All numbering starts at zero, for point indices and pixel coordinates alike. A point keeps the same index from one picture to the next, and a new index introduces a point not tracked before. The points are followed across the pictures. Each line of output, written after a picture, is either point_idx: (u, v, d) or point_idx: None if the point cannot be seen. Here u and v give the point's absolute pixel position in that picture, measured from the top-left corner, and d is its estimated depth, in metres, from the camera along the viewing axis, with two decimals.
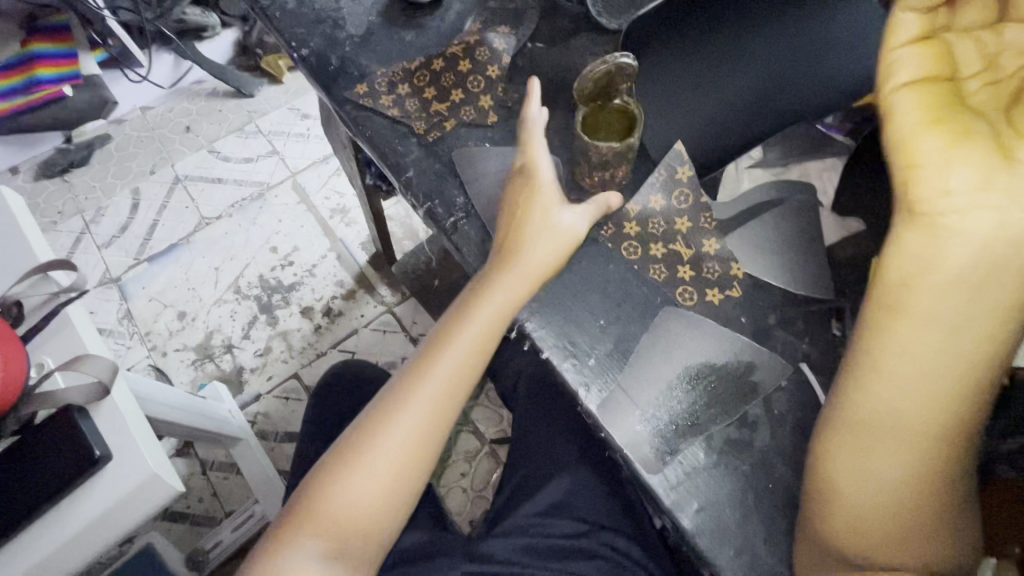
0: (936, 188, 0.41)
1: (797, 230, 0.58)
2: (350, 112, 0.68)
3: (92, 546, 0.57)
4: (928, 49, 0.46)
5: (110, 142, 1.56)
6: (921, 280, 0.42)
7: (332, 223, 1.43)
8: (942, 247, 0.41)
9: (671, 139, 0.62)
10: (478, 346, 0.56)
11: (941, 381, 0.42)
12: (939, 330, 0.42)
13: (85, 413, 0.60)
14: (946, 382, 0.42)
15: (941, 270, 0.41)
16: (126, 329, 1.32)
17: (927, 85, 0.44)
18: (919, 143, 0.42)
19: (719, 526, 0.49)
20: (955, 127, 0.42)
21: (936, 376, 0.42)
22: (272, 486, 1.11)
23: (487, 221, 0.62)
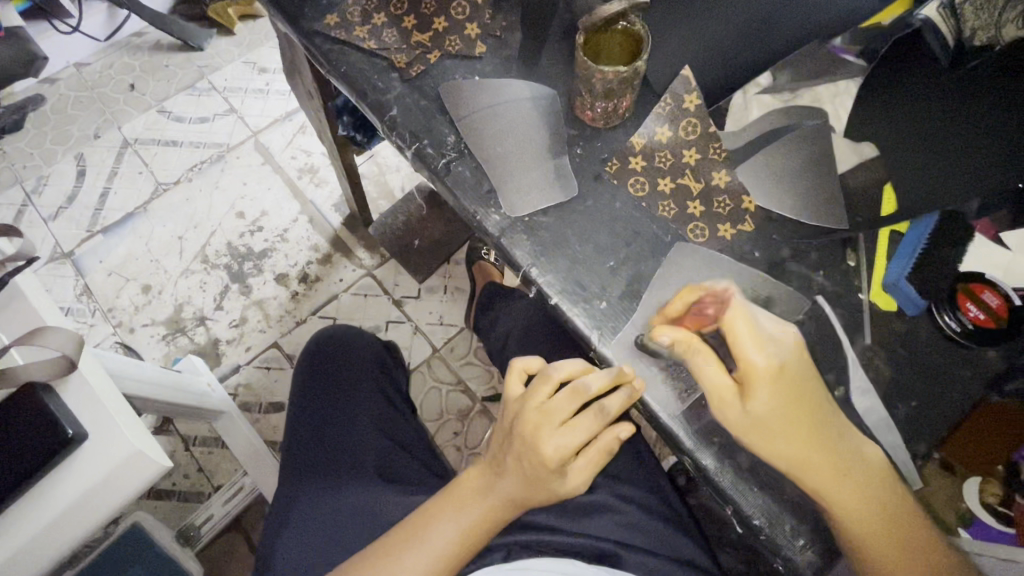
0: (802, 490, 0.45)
1: (810, 157, 0.55)
2: (320, 46, 0.61)
3: (73, 532, 0.53)
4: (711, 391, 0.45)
5: (43, 104, 1.41)
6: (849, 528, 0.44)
7: (301, 184, 1.35)
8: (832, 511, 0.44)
9: (676, 67, 0.58)
10: (530, 485, 0.53)
11: (868, 510, 0.44)
12: (845, 490, 0.43)
13: (53, 391, 0.54)
14: (874, 506, 0.44)
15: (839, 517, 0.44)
16: (86, 306, 1.23)
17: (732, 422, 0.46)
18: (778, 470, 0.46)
19: (742, 464, 0.48)
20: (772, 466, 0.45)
21: (867, 502, 0.44)
22: (260, 457, 1.04)
23: (482, 158, 0.57)
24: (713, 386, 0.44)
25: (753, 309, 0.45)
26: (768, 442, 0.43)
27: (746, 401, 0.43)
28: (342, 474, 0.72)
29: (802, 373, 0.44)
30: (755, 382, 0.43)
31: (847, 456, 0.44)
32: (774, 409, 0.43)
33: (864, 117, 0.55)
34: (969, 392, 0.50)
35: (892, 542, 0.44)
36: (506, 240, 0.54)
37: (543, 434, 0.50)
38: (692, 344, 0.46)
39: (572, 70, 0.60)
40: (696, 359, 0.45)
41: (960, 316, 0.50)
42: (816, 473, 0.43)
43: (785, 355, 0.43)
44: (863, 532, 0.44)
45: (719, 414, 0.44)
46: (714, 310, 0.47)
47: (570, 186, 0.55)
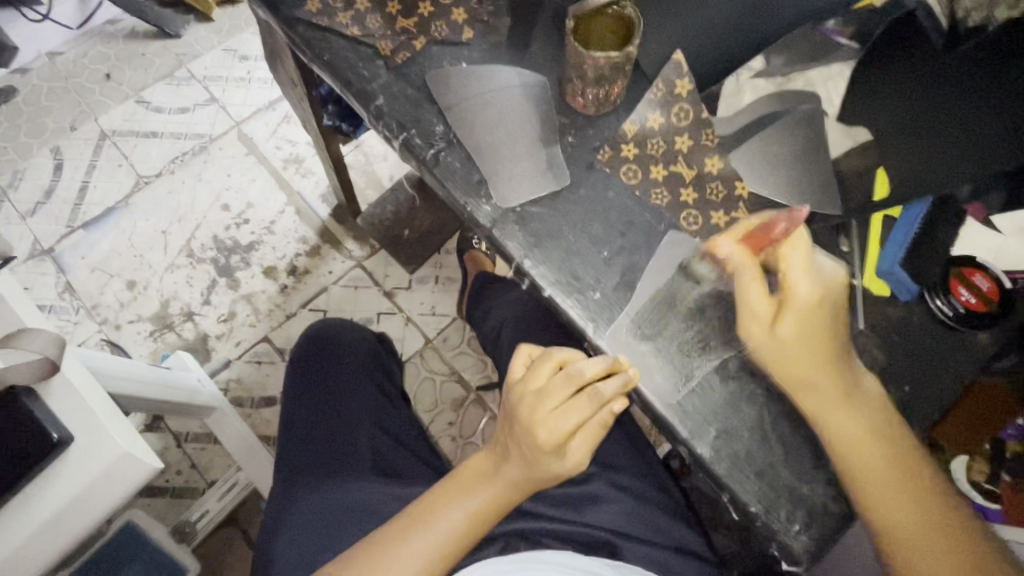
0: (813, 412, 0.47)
1: (803, 144, 0.55)
2: (302, 33, 0.59)
3: (63, 537, 0.52)
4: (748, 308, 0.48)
5: (15, 95, 1.36)
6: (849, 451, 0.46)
7: (287, 174, 1.32)
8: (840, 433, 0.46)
9: (668, 52, 0.57)
10: (532, 470, 0.53)
11: (867, 438, 0.46)
12: (842, 417, 0.46)
13: (35, 395, 0.53)
14: (871, 431, 0.46)
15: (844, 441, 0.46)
16: (69, 303, 1.20)
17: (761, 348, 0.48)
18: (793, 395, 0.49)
19: (736, 452, 0.48)
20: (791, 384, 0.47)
21: (869, 431, 0.46)
22: (255, 452, 1.04)
23: (472, 148, 0.56)
24: (749, 301, 0.48)
25: (812, 244, 0.49)
26: (787, 361, 0.47)
27: (789, 311, 0.47)
28: (337, 468, 0.71)
29: (833, 311, 0.47)
30: (790, 306, 0.47)
31: (851, 383, 0.47)
32: (797, 336, 0.46)
33: (860, 103, 0.55)
34: (961, 375, 0.50)
35: (891, 476, 0.45)
36: (498, 231, 0.53)
37: (538, 416, 0.50)
38: (743, 264, 0.48)
39: (562, 56, 0.58)
40: (742, 277, 0.48)
41: (953, 300, 0.51)
42: (818, 393, 0.47)
43: (824, 291, 0.47)
44: (861, 457, 0.45)
45: (746, 329, 0.48)
46: (783, 228, 0.49)
47: (562, 175, 0.55)
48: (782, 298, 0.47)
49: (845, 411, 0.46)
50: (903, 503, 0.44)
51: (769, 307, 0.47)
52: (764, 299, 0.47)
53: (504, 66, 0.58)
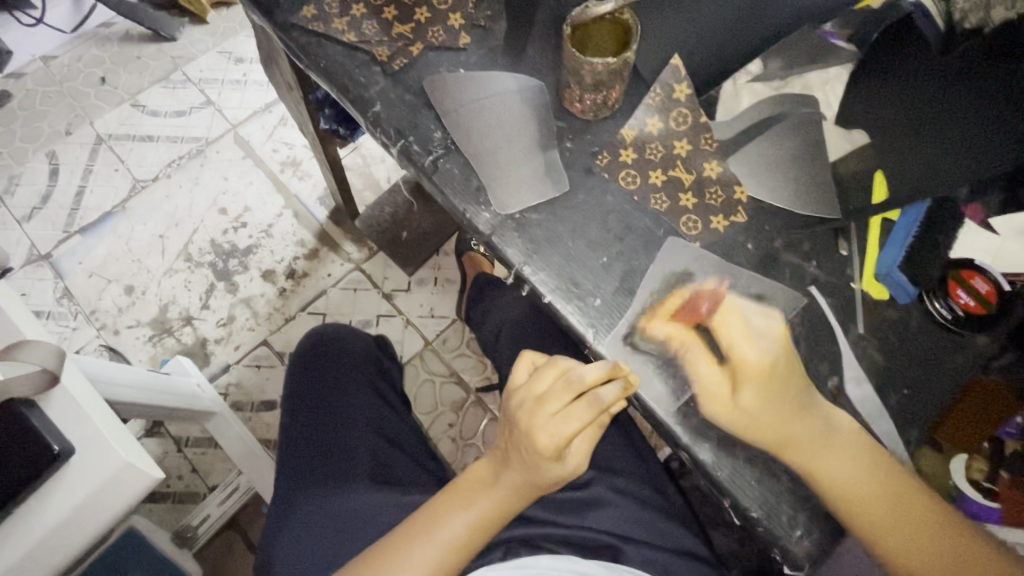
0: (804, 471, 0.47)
1: (801, 147, 0.55)
2: (298, 40, 0.59)
3: (66, 548, 0.52)
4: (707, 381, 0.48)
5: (10, 100, 1.36)
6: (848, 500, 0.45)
7: (284, 177, 1.32)
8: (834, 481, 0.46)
9: (666, 56, 0.57)
10: (533, 476, 0.53)
11: (854, 473, 0.46)
12: (830, 467, 0.46)
13: (35, 406, 0.53)
14: (857, 474, 0.46)
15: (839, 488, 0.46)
16: (67, 309, 1.20)
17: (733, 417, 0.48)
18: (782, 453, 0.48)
19: (737, 457, 0.48)
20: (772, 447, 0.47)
21: (856, 473, 0.46)
22: (255, 457, 1.03)
23: (470, 154, 0.55)
24: (704, 382, 0.48)
25: (740, 306, 0.50)
26: (753, 428, 0.47)
27: (744, 375, 0.47)
28: (338, 476, 0.71)
29: (790, 368, 0.48)
30: (743, 374, 0.47)
31: (822, 424, 0.47)
32: (762, 406, 0.46)
33: (858, 105, 0.54)
34: (959, 376, 0.51)
35: (888, 504, 0.45)
36: (498, 238, 0.53)
37: (537, 421, 0.50)
38: (686, 343, 0.49)
39: (560, 60, 0.58)
40: (689, 357, 0.49)
41: (951, 302, 0.51)
42: (796, 446, 0.46)
43: (774, 351, 0.48)
44: (858, 496, 0.45)
45: (710, 412, 0.48)
46: (707, 305, 0.50)
47: (561, 181, 0.55)
48: (731, 370, 0.48)
49: (826, 459, 0.46)
50: (904, 525, 0.45)
51: (721, 381, 0.48)
52: (715, 377, 0.48)
53: (502, 72, 0.58)
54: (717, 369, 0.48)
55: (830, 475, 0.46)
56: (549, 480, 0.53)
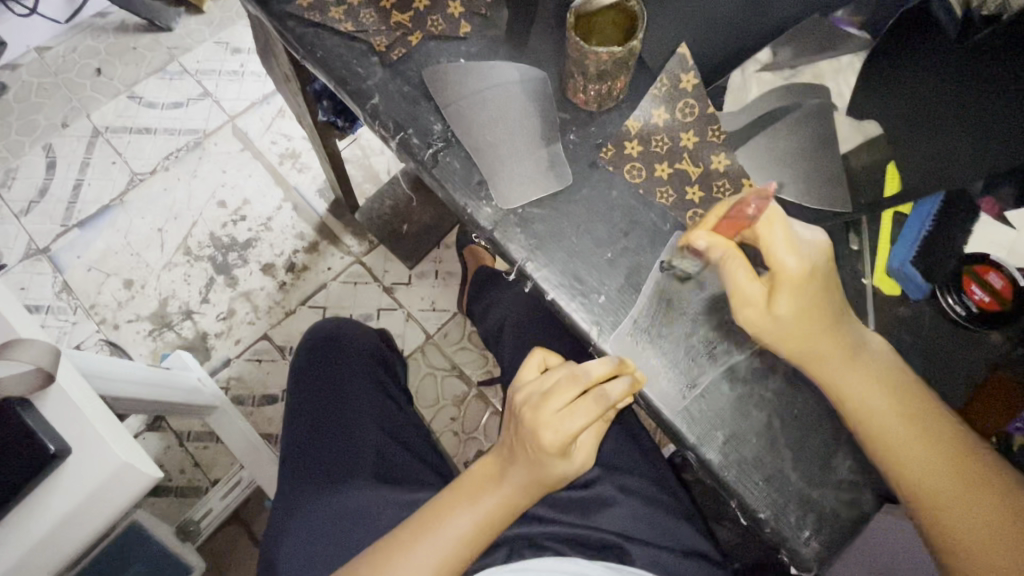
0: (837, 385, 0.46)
1: (811, 139, 0.54)
2: (294, 30, 0.57)
3: (65, 548, 0.51)
4: (745, 290, 0.46)
5: (5, 92, 1.34)
6: (872, 416, 0.45)
7: (283, 170, 1.30)
8: (865, 398, 0.45)
9: (672, 46, 0.56)
10: (540, 475, 0.52)
11: (885, 398, 0.45)
12: (858, 383, 0.45)
13: (30, 406, 0.52)
14: (887, 397, 0.45)
15: (870, 403, 0.45)
16: (66, 303, 1.19)
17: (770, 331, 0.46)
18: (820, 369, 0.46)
19: (744, 456, 0.48)
20: (809, 355, 0.46)
21: (886, 394, 0.45)
22: (257, 451, 1.03)
23: (471, 147, 0.54)
24: (740, 287, 0.46)
25: (786, 210, 0.45)
26: (785, 340, 0.46)
27: (788, 281, 0.44)
28: (340, 473, 0.70)
29: (830, 278, 0.45)
30: (783, 284, 0.44)
31: (858, 342, 0.46)
32: (796, 311, 0.45)
33: (870, 98, 0.53)
34: (970, 374, 0.50)
35: (916, 434, 0.44)
36: (500, 234, 0.52)
37: (542, 417, 0.49)
38: (723, 253, 0.46)
39: (563, 49, 0.57)
40: (726, 265, 0.46)
41: (966, 299, 0.50)
42: (829, 357, 0.46)
43: (816, 257, 0.45)
44: (884, 416, 0.45)
45: (742, 316, 0.46)
46: (754, 208, 0.43)
47: (564, 174, 0.53)
48: (772, 278, 0.45)
49: (855, 374, 0.46)
50: (932, 461, 0.44)
51: (762, 290, 0.45)
52: (754, 286, 0.45)
53: (504, 62, 0.57)
54: (758, 283, 0.45)
55: (857, 392, 0.45)
56: (556, 476, 0.52)
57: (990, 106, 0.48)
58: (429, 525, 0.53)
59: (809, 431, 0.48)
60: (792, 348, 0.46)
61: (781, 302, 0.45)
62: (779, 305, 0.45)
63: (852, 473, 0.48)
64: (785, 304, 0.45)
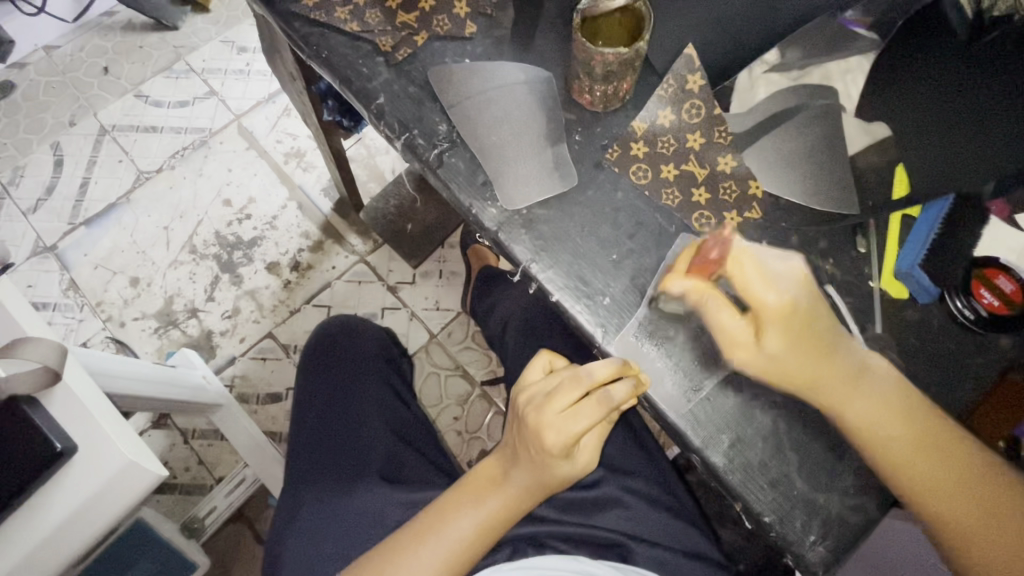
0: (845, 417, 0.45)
1: (818, 140, 0.53)
2: (299, 30, 0.57)
3: (70, 545, 0.51)
4: (732, 330, 0.46)
5: (13, 91, 1.34)
6: (886, 446, 0.44)
7: (288, 169, 1.30)
8: (873, 426, 0.44)
9: (679, 46, 0.55)
10: (543, 476, 0.52)
11: (896, 420, 0.44)
12: (865, 411, 0.45)
13: (38, 404, 0.52)
14: (899, 424, 0.44)
15: (880, 434, 0.44)
16: (73, 301, 1.20)
17: (767, 368, 0.46)
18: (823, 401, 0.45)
19: (750, 460, 0.48)
20: (807, 389, 0.45)
21: (895, 422, 0.44)
22: (262, 449, 1.03)
23: (476, 148, 0.54)
24: (727, 330, 0.46)
25: (753, 246, 0.47)
26: (782, 376, 0.45)
27: (773, 316, 0.44)
28: (344, 472, 0.71)
29: (814, 307, 0.45)
30: (765, 320, 0.45)
31: (856, 369, 0.46)
32: (786, 348, 0.45)
33: (882, 94, 0.52)
34: (979, 378, 0.50)
35: (930, 455, 0.44)
36: (505, 235, 0.52)
37: (545, 418, 0.49)
38: (703, 295, 0.46)
39: (569, 50, 0.56)
40: (709, 307, 0.46)
41: (974, 302, 0.50)
42: (830, 389, 0.45)
43: (795, 291, 0.45)
44: (896, 447, 0.44)
45: (738, 360, 0.46)
46: (717, 252, 0.46)
47: (570, 175, 0.53)
48: (755, 316, 0.45)
49: (861, 403, 0.45)
50: (949, 482, 0.43)
51: (749, 329, 0.46)
52: (738, 325, 0.46)
53: (509, 64, 0.56)
54: (742, 322, 0.46)
55: (867, 419, 0.45)
56: (559, 478, 0.52)
57: (1010, 98, 0.46)
58: (432, 526, 0.53)
59: (815, 435, 0.48)
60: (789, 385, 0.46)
61: (768, 339, 0.45)
62: (768, 342, 0.45)
63: (858, 477, 0.47)
64: (773, 342, 0.45)
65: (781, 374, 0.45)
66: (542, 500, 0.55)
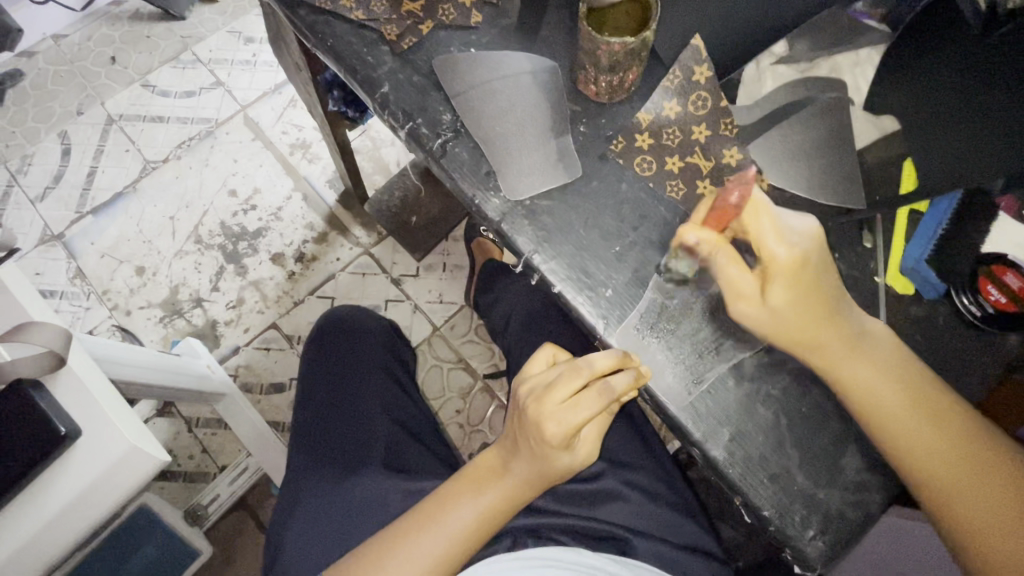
0: (843, 371, 0.45)
1: (825, 133, 0.53)
2: (305, 17, 0.57)
3: (75, 528, 0.52)
4: (738, 282, 0.45)
5: (21, 79, 1.35)
6: (878, 405, 0.44)
7: (293, 160, 1.31)
8: (869, 381, 0.44)
9: (687, 38, 0.55)
10: (542, 467, 0.52)
11: (899, 385, 0.44)
12: (861, 367, 0.44)
13: (43, 388, 0.53)
14: (890, 383, 0.44)
15: (874, 391, 0.44)
16: (80, 289, 1.21)
17: (769, 323, 0.45)
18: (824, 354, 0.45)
19: (750, 455, 0.47)
20: (808, 343, 0.45)
21: (886, 381, 0.44)
22: (265, 439, 1.04)
23: (480, 138, 0.54)
24: (733, 283, 0.45)
25: (771, 199, 0.45)
26: (782, 330, 0.45)
27: (781, 271, 0.44)
28: (346, 461, 0.71)
29: (823, 265, 0.45)
30: (773, 274, 0.44)
31: (862, 327, 0.45)
32: (790, 302, 0.44)
33: (887, 92, 0.52)
34: (984, 376, 0.49)
35: (931, 423, 0.43)
36: (508, 225, 0.52)
37: (545, 409, 0.49)
38: (715, 248, 0.45)
39: (575, 40, 0.56)
40: (719, 262, 0.45)
41: (982, 299, 0.49)
42: (829, 344, 0.45)
43: (806, 247, 0.44)
44: (889, 406, 0.44)
45: (739, 312, 0.46)
46: (737, 196, 0.44)
47: (574, 166, 0.53)
48: (764, 272, 0.44)
49: (856, 359, 0.45)
50: (948, 452, 0.43)
51: (754, 285, 0.45)
52: (744, 279, 0.45)
53: (514, 53, 0.56)
54: (749, 277, 0.45)
55: (864, 374, 0.44)
56: (559, 468, 0.52)
57: None
58: (432, 516, 0.53)
59: (815, 430, 0.48)
60: (788, 340, 0.45)
61: (773, 295, 0.44)
62: (772, 299, 0.44)
63: (859, 473, 0.47)
64: (780, 298, 0.44)
65: (786, 330, 0.45)
66: (542, 490, 0.55)
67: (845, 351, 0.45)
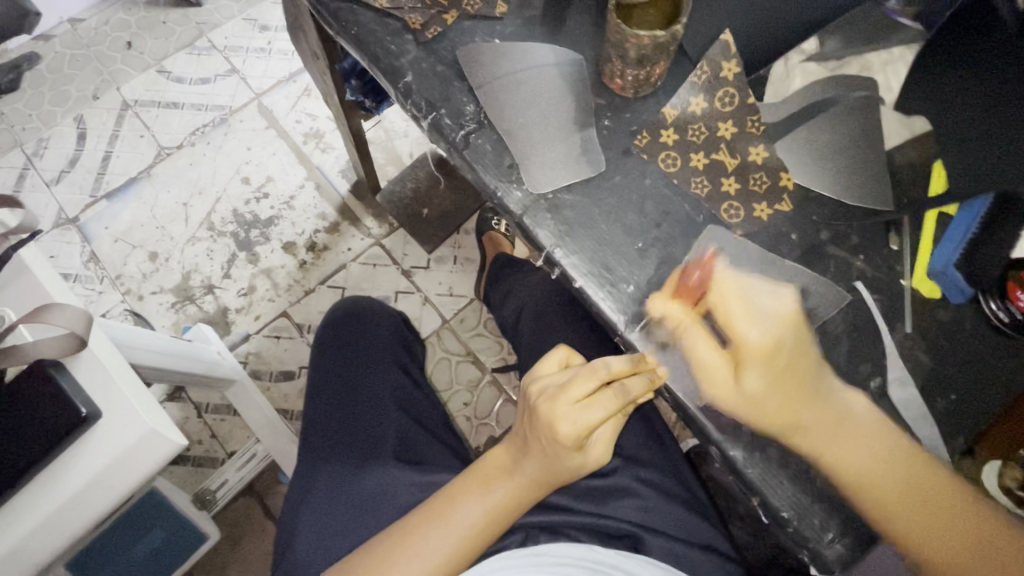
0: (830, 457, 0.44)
1: (853, 133, 0.52)
2: (329, 6, 0.57)
3: (88, 510, 0.52)
4: (708, 371, 0.45)
5: (39, 62, 1.35)
6: (865, 487, 0.43)
7: (307, 149, 1.30)
8: (854, 462, 0.43)
9: (715, 34, 0.54)
10: (553, 466, 0.52)
11: (877, 463, 0.43)
12: (845, 450, 0.44)
13: (64, 368, 0.53)
14: (876, 464, 0.43)
15: (857, 473, 0.43)
16: (93, 274, 1.21)
17: (749, 404, 0.44)
18: (806, 439, 0.44)
19: (768, 456, 0.47)
20: (787, 429, 0.44)
21: (872, 462, 0.43)
22: (274, 426, 1.04)
23: (503, 129, 0.53)
24: (704, 365, 0.45)
25: (739, 274, 0.46)
26: (761, 414, 0.44)
27: (753, 352, 0.43)
28: (357, 451, 0.71)
29: (795, 347, 0.44)
30: (746, 358, 0.43)
31: (836, 411, 0.44)
32: (765, 388, 0.43)
33: (923, 87, 0.51)
34: (1010, 383, 0.49)
35: (915, 500, 0.43)
36: (529, 218, 0.51)
37: (558, 409, 0.48)
38: (682, 322, 0.46)
39: (601, 33, 0.56)
40: (687, 335, 0.45)
41: (1010, 305, 0.48)
42: (812, 428, 0.44)
43: (778, 329, 0.43)
44: (877, 490, 0.43)
45: (714, 397, 0.45)
46: (699, 275, 0.47)
47: (596, 161, 0.52)
48: (735, 357, 0.44)
49: (840, 436, 0.44)
50: (934, 525, 0.43)
51: (725, 370, 0.44)
52: (712, 362, 0.44)
53: (540, 45, 0.55)
54: (720, 357, 0.45)
55: (852, 456, 0.44)
56: (569, 469, 0.52)
57: None
58: (440, 515, 0.53)
59: None
60: (768, 424, 0.44)
61: (748, 384, 0.43)
62: (748, 385, 0.43)
63: None
64: (757, 387, 0.43)
65: (765, 419, 0.44)
66: (551, 490, 0.55)
67: (824, 435, 0.44)
